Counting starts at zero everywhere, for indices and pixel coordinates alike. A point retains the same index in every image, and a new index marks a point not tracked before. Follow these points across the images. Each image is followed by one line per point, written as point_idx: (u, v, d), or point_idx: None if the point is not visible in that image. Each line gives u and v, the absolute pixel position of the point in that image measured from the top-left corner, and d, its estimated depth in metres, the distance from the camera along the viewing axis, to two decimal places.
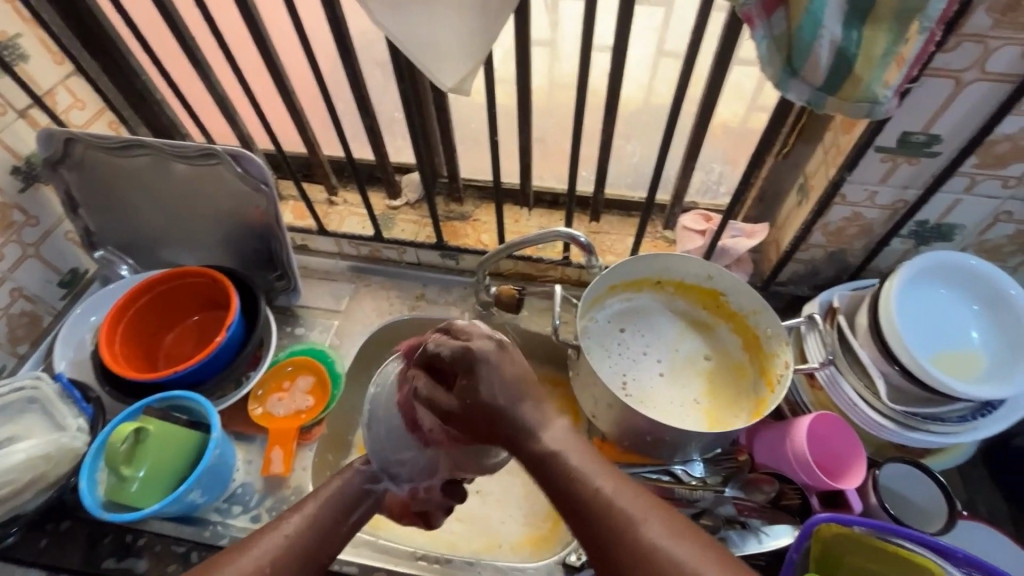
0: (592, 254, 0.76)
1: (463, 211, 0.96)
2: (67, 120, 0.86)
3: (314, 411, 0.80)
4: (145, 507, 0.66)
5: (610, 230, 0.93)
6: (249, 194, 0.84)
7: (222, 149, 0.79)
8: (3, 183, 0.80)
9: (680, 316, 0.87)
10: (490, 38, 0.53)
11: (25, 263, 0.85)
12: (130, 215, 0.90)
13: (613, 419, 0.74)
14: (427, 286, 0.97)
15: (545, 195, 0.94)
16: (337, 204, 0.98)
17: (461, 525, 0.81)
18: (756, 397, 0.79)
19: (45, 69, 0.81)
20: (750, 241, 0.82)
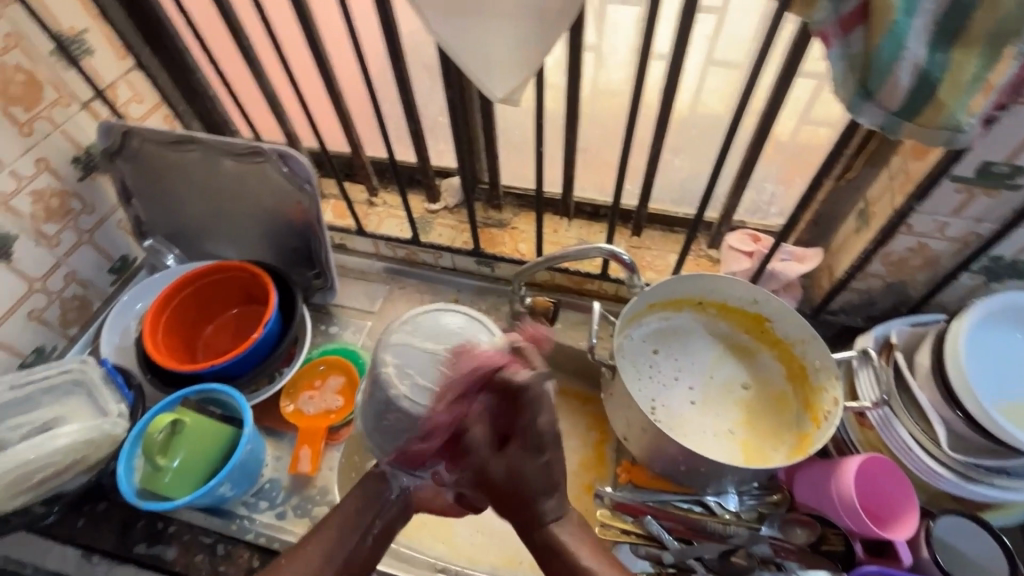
0: (634, 272, 0.74)
1: (501, 218, 0.95)
2: (126, 113, 0.88)
3: (343, 413, 0.80)
4: (176, 497, 0.67)
5: (651, 246, 0.91)
6: (292, 193, 0.85)
7: (270, 148, 0.80)
8: (63, 172, 0.83)
9: (720, 339, 0.84)
10: (545, 49, 0.52)
11: (80, 249, 0.88)
12: (178, 207, 0.92)
13: (645, 443, 0.71)
14: (461, 290, 0.97)
15: (586, 207, 0.93)
16: (376, 205, 0.99)
17: (483, 538, 0.81)
18: (798, 431, 0.75)
19: (108, 64, 0.84)
20: (801, 267, 0.79)
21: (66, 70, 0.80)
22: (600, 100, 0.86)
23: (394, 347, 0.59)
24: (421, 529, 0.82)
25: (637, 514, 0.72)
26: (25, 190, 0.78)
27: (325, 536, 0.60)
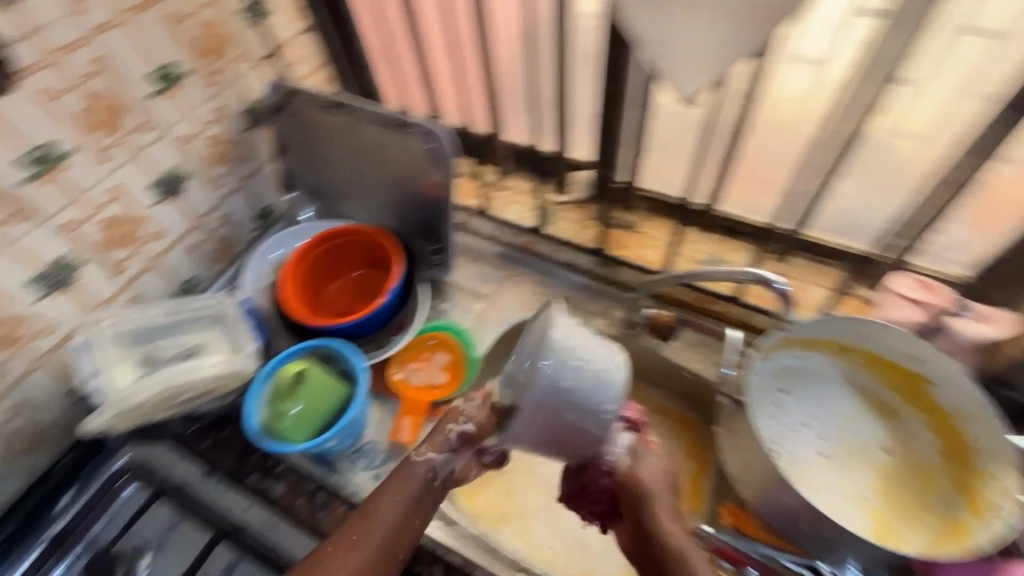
0: (789, 304, 0.65)
1: (629, 219, 0.92)
2: (291, 72, 0.94)
3: (447, 391, 0.82)
4: (294, 442, 0.72)
5: (793, 275, 0.83)
6: (429, 168, 0.86)
7: (417, 121, 0.81)
8: (234, 121, 0.90)
9: (861, 393, 0.75)
10: None
11: (235, 194, 0.96)
12: (323, 167, 0.97)
13: (763, 492, 0.64)
14: (573, 291, 0.92)
15: (722, 221, 0.85)
16: (502, 188, 0.99)
17: (562, 543, 0.80)
18: (945, 515, 0.66)
19: (284, 24, 0.89)
20: (990, 330, 0.67)
21: (250, 28, 0.86)
22: (767, 108, 0.72)
23: (554, 352, 0.50)
24: (503, 520, 0.82)
25: (738, 564, 0.66)
26: (202, 134, 0.86)
27: (383, 519, 0.56)
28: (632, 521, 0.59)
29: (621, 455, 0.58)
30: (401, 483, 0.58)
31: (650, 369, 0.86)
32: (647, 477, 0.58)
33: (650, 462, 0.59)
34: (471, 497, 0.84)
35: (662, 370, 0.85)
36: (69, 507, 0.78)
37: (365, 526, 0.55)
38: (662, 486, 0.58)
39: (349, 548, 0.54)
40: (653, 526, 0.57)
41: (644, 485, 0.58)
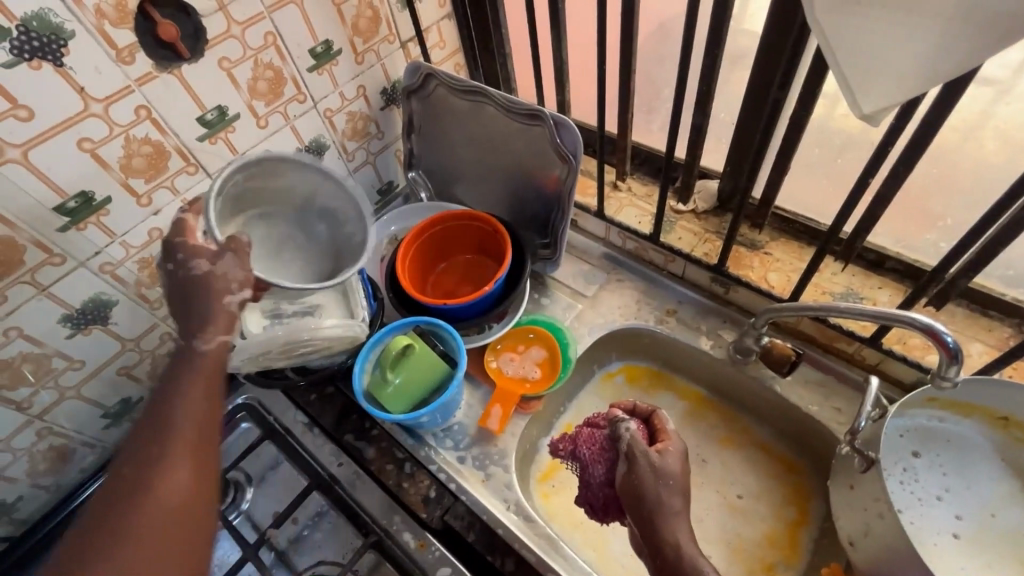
0: (954, 362, 0.54)
1: (756, 239, 0.84)
2: (430, 56, 0.97)
3: (538, 386, 0.82)
4: (391, 411, 0.75)
5: (949, 324, 0.72)
6: (553, 162, 0.86)
7: (549, 113, 0.80)
8: (373, 99, 0.95)
9: (1016, 474, 0.65)
10: (963, 65, 0.40)
11: (364, 168, 1.02)
12: (445, 150, 1.00)
13: (880, 564, 0.57)
14: (682, 303, 0.89)
15: (869, 253, 0.77)
16: (620, 190, 0.95)
17: (635, 563, 0.77)
18: None
19: (431, 9, 0.92)
20: None
21: (400, 12, 0.89)
22: (947, 132, 0.64)
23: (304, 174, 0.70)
24: (577, 526, 0.81)
25: None
26: (344, 109, 0.91)
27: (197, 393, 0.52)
28: (639, 528, 0.58)
29: (623, 460, 0.61)
30: (186, 372, 0.53)
31: (756, 401, 0.82)
32: (648, 471, 0.59)
33: (651, 461, 0.59)
34: (547, 495, 0.84)
35: (770, 403, 0.80)
36: None
37: (168, 427, 0.50)
38: (661, 485, 0.57)
39: (164, 420, 0.50)
40: (660, 523, 0.56)
41: (643, 484, 0.58)
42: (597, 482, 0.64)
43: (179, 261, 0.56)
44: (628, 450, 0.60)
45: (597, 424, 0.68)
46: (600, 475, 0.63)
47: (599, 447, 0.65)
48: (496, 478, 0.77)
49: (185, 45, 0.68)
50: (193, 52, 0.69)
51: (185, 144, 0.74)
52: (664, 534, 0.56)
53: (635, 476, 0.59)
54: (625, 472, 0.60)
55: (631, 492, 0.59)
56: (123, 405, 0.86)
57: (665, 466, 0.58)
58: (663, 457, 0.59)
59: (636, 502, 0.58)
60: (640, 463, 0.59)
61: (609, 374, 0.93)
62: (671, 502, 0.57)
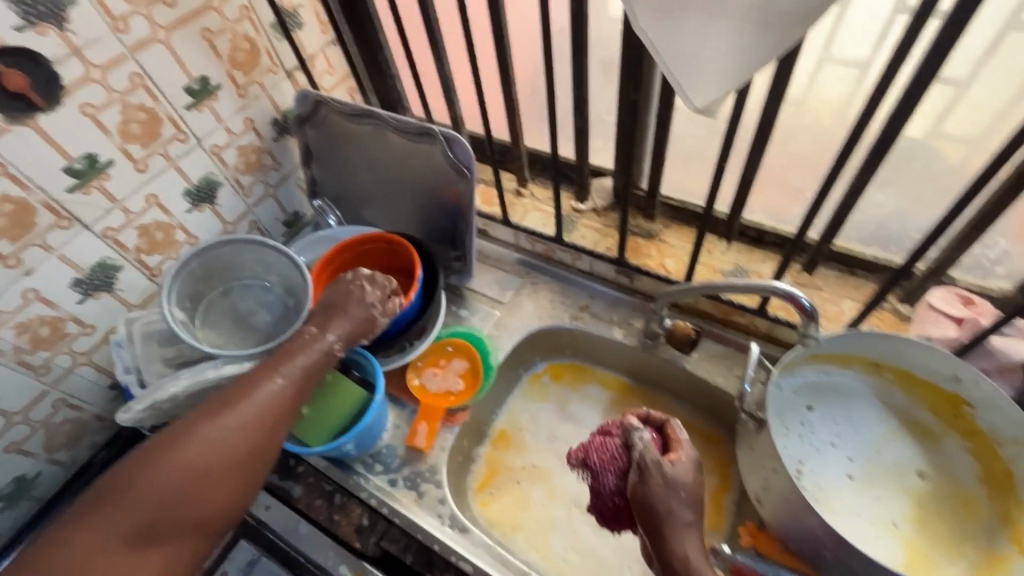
0: (811, 319, 0.62)
1: (651, 228, 0.89)
2: (319, 83, 0.97)
3: (462, 397, 0.83)
4: (311, 446, 0.73)
5: (823, 286, 0.79)
6: (452, 177, 0.87)
7: (438, 130, 0.82)
8: (264, 131, 0.93)
9: (895, 413, 0.71)
10: (764, 59, 0.45)
11: (265, 201, 0.99)
12: (347, 175, 0.99)
13: (782, 514, 0.62)
14: (594, 297, 0.93)
15: (750, 230, 0.83)
16: (523, 196, 0.98)
17: (576, 556, 0.79)
18: (988, 549, 0.62)
19: (313, 37, 0.92)
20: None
21: (279, 41, 0.88)
22: (790, 114, 0.71)
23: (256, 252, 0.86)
24: (516, 530, 0.82)
25: None
26: (233, 144, 0.89)
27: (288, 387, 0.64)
28: (648, 537, 0.57)
29: (639, 473, 0.58)
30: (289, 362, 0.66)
31: (670, 380, 0.87)
32: (661, 484, 0.57)
33: (664, 473, 0.57)
34: (485, 504, 0.84)
35: (682, 380, 0.85)
36: None
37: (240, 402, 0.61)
38: (674, 500, 0.56)
39: (250, 401, 0.61)
40: (668, 536, 0.55)
41: (655, 497, 0.56)
42: (607, 491, 0.61)
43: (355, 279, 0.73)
44: (645, 460, 0.58)
45: (608, 431, 0.64)
46: (612, 482, 0.60)
47: (610, 456, 0.61)
48: (429, 495, 0.76)
49: (37, 94, 0.64)
50: (47, 101, 0.66)
51: (53, 197, 0.70)
52: (672, 545, 0.55)
53: (647, 487, 0.57)
54: (641, 478, 0.57)
55: (644, 503, 0.57)
56: (17, 484, 0.80)
57: (676, 477, 0.57)
58: (676, 466, 0.57)
59: (649, 513, 0.56)
60: (653, 475, 0.57)
61: (535, 375, 0.95)
62: (682, 512, 0.56)
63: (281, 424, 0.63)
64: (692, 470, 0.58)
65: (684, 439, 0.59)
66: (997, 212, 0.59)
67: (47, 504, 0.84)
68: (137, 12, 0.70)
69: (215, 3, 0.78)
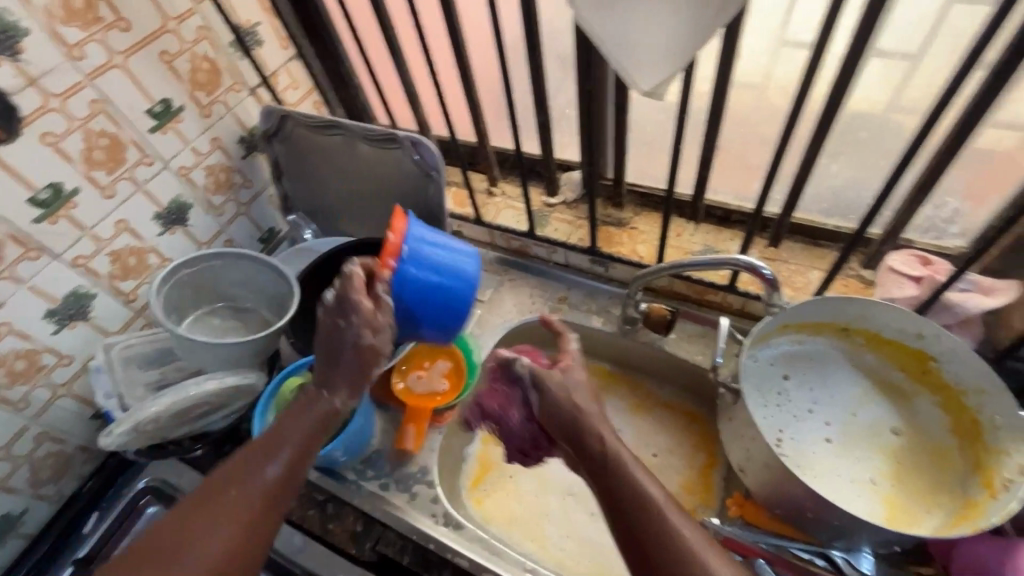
0: (774, 288, 0.65)
1: (620, 216, 0.91)
2: (283, 98, 0.97)
3: (449, 397, 0.82)
4: None
5: (790, 258, 0.81)
6: (421, 180, 0.88)
7: (403, 135, 0.83)
8: (231, 149, 0.93)
9: (866, 375, 0.73)
10: (700, 40, 0.48)
11: (238, 219, 0.99)
12: (319, 187, 1.00)
13: (765, 480, 0.63)
14: (572, 288, 0.94)
15: (716, 210, 0.85)
16: (495, 195, 0.99)
17: (572, 543, 0.79)
18: (964, 497, 0.63)
19: (273, 53, 0.92)
20: (988, 300, 0.65)
21: (239, 59, 0.89)
22: (741, 93, 0.73)
23: (243, 269, 0.86)
24: (512, 523, 0.82)
25: (748, 555, 0.66)
26: (201, 164, 0.89)
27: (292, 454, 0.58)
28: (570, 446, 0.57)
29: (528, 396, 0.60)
30: (293, 429, 0.59)
31: (652, 363, 0.88)
32: (565, 401, 0.57)
33: (550, 379, 0.58)
34: (480, 501, 0.85)
35: (663, 362, 0.87)
36: (96, 530, 0.82)
37: (242, 483, 0.54)
38: (573, 400, 0.57)
39: (249, 486, 0.54)
40: (584, 427, 0.56)
41: (558, 403, 0.57)
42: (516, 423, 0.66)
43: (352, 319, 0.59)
44: (535, 377, 0.59)
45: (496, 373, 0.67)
46: (518, 407, 0.65)
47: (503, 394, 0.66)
48: (421, 496, 0.77)
49: None
50: (8, 133, 0.66)
51: (19, 228, 0.69)
52: (591, 436, 0.55)
53: (547, 402, 0.58)
54: (540, 397, 0.58)
55: (562, 430, 0.57)
56: (3, 522, 0.79)
57: (568, 379, 0.59)
58: (568, 376, 0.59)
59: (568, 439, 0.56)
60: (542, 385, 0.58)
61: None
62: (610, 441, 0.55)
63: (279, 512, 0.55)
64: (589, 389, 0.59)
65: (569, 347, 0.61)
66: (942, 172, 0.62)
67: (37, 541, 0.83)
68: (90, 39, 0.70)
69: (172, 26, 0.78)
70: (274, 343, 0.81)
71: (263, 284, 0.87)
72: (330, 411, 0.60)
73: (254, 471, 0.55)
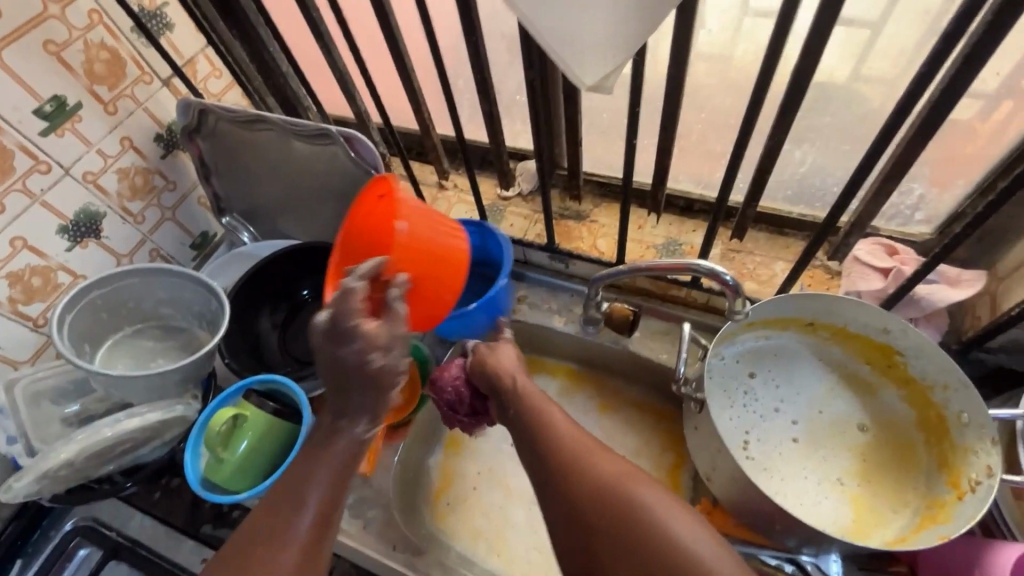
0: (737, 296, 0.61)
1: (580, 209, 0.86)
2: (203, 89, 0.87)
3: (402, 413, 0.78)
4: (237, 492, 0.65)
5: (754, 250, 0.77)
6: (361, 178, 0.80)
7: (336, 131, 0.75)
8: (146, 149, 0.83)
9: (833, 369, 0.71)
10: (643, 25, 0.42)
11: (163, 226, 0.89)
12: (254, 187, 0.91)
13: (734, 492, 0.60)
14: (531, 287, 0.88)
15: (678, 200, 0.80)
16: (446, 188, 0.92)
17: (539, 555, 0.76)
18: (930, 495, 0.62)
19: (186, 38, 0.82)
20: (955, 292, 0.63)
21: (145, 47, 0.78)
22: None
23: (165, 285, 0.78)
24: (477, 537, 0.78)
25: None
26: (112, 168, 0.79)
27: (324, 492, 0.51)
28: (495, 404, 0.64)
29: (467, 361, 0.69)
30: (321, 463, 0.53)
31: (616, 363, 0.84)
32: (492, 364, 0.65)
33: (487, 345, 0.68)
34: (445, 516, 0.80)
35: (629, 361, 0.82)
36: None
37: (275, 538, 0.48)
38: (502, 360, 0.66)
39: (285, 539, 0.48)
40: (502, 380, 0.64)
41: (483, 362, 0.66)
42: (454, 384, 0.70)
43: (351, 349, 0.51)
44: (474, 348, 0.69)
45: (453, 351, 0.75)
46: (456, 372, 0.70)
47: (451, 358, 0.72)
48: (377, 520, 0.72)
49: None
50: None
51: None
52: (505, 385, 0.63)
53: (479, 363, 0.67)
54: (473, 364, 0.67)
55: (493, 388, 0.64)
56: None
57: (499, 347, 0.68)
58: (498, 347, 0.68)
59: (498, 395, 0.63)
60: (478, 351, 0.67)
61: None
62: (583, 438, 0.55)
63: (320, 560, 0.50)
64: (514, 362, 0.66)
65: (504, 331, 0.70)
66: (908, 159, 0.58)
67: None
68: None
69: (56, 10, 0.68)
70: (208, 367, 0.74)
71: (190, 299, 0.79)
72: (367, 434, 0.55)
73: (284, 523, 0.49)
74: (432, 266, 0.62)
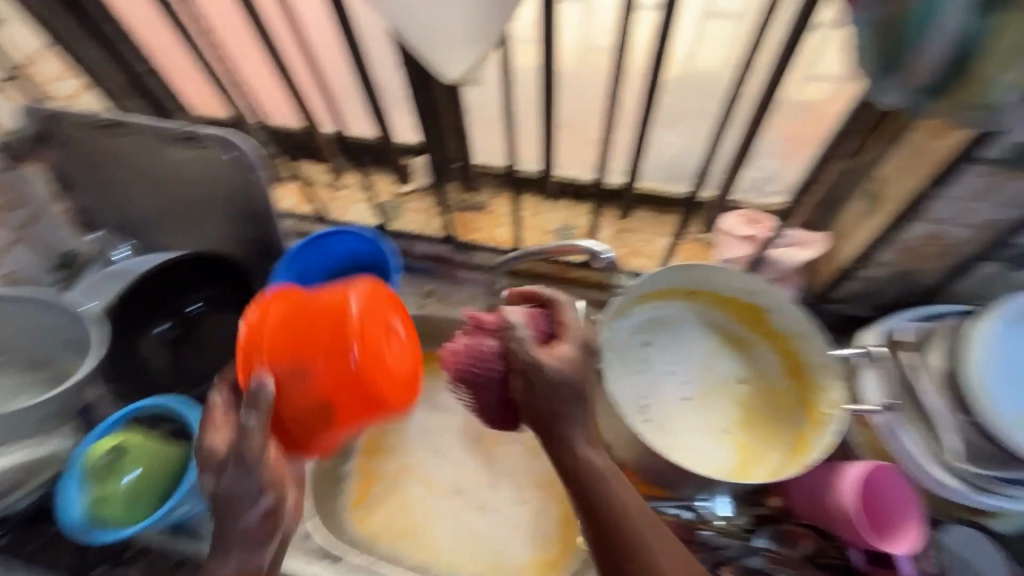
0: (614, 270, 0.67)
1: (477, 200, 0.88)
2: (50, 92, 0.79)
3: None
4: (127, 526, 0.60)
5: (639, 228, 0.83)
6: (243, 181, 0.76)
7: (206, 131, 0.71)
8: None
9: (714, 331, 0.77)
10: (502, 17, 0.44)
11: (12, 250, 0.79)
12: (124, 198, 0.84)
13: (633, 452, 0.65)
14: (437, 281, 0.88)
15: (569, 186, 0.83)
16: (342, 187, 0.92)
17: (464, 543, 0.77)
18: (796, 431, 0.70)
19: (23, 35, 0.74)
20: (803, 253, 0.71)
21: None
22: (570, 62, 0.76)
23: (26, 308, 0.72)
24: (401, 535, 0.78)
25: None
26: None
27: None
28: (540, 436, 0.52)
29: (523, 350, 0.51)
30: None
31: None
32: (553, 373, 0.49)
33: (537, 357, 0.50)
34: (366, 520, 0.79)
35: None
36: None
37: None
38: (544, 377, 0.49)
39: None
40: (562, 417, 0.49)
41: (534, 380, 0.50)
42: (495, 383, 0.55)
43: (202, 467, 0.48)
44: (506, 341, 0.52)
45: (483, 325, 0.57)
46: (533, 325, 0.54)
47: (467, 342, 0.56)
48: (293, 534, 0.70)
49: None
50: None
51: None
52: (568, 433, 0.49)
53: (529, 375, 0.50)
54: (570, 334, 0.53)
55: (534, 416, 0.51)
56: None
57: (557, 365, 0.50)
58: (539, 349, 0.50)
59: (539, 425, 0.51)
60: (516, 354, 0.51)
61: None
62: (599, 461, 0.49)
63: None
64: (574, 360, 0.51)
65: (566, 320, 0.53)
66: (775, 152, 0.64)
67: None
68: None
69: None
70: (83, 398, 0.68)
71: (57, 323, 0.73)
72: (262, 517, 0.47)
73: None
74: (341, 377, 0.49)
